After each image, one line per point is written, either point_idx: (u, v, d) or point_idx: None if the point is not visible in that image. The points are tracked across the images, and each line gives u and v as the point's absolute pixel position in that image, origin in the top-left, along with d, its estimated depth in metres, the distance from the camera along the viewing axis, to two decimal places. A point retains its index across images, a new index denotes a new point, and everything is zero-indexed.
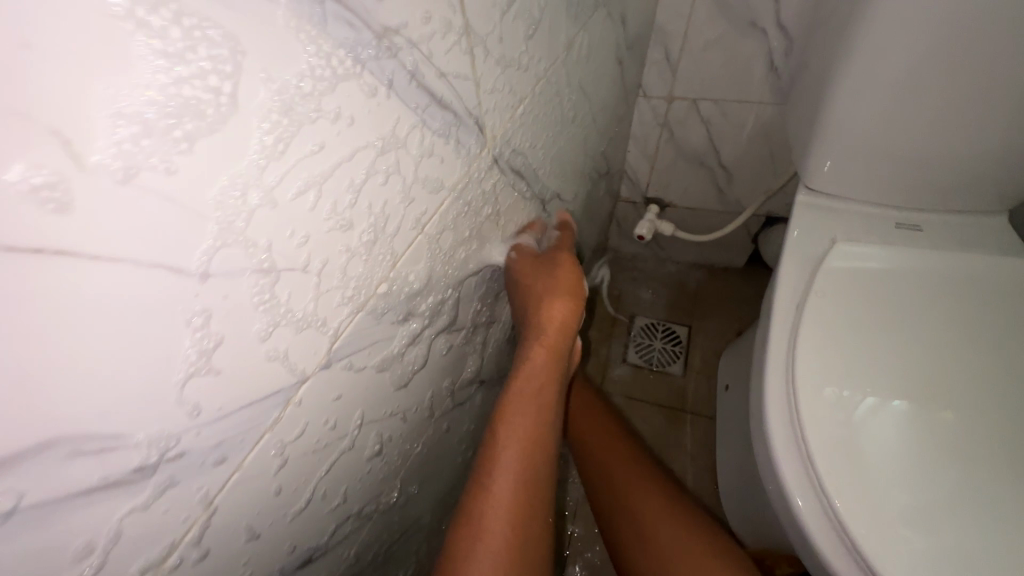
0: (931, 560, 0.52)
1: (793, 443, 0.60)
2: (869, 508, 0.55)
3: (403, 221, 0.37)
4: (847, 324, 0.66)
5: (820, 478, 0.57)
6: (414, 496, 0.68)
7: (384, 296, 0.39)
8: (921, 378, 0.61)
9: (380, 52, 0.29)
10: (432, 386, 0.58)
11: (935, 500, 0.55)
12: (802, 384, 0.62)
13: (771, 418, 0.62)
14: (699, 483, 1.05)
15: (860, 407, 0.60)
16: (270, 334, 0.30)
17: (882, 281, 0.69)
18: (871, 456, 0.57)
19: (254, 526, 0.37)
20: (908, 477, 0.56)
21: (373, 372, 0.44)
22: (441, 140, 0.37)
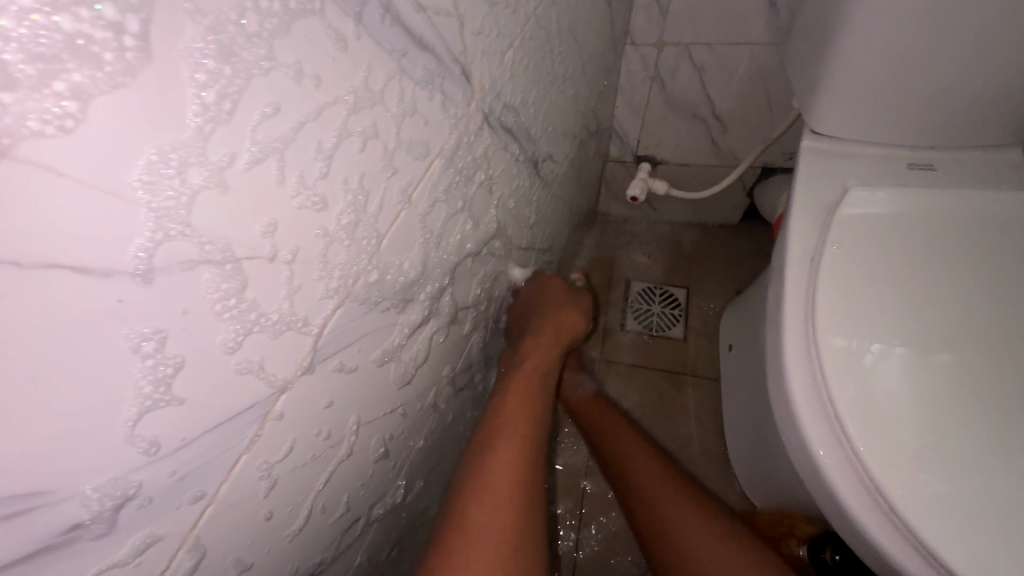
0: (951, 500, 0.51)
1: (818, 407, 0.57)
2: (890, 454, 0.54)
3: (387, 195, 0.31)
4: (865, 275, 0.62)
5: (848, 441, 0.55)
6: (420, 489, 0.65)
7: (373, 283, 0.34)
8: (946, 328, 0.59)
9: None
10: (432, 377, 0.53)
11: (955, 443, 0.53)
12: (824, 340, 0.59)
13: (792, 380, 0.59)
14: (707, 446, 1.03)
15: (885, 362, 0.57)
16: (243, 345, 0.24)
17: (899, 226, 0.65)
18: (888, 400, 0.55)
19: (246, 557, 0.33)
20: (926, 421, 0.54)
21: (369, 369, 0.39)
22: (424, 94, 0.31)
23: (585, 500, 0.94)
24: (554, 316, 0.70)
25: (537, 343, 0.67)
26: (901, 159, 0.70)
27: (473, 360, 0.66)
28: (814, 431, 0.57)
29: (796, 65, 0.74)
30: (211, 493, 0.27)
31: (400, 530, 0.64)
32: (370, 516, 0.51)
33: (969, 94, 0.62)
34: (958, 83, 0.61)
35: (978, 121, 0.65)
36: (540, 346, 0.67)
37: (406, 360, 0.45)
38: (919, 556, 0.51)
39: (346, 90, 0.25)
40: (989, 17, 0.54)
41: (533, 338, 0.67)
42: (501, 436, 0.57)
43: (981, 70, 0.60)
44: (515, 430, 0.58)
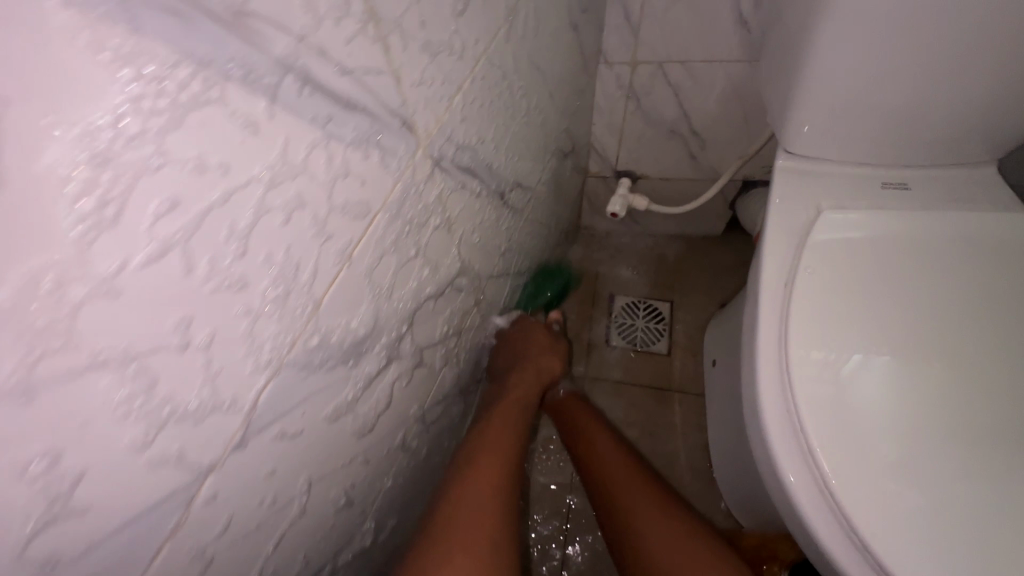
0: (917, 525, 0.50)
1: (788, 424, 0.57)
2: (860, 476, 0.52)
3: (321, 259, 0.30)
4: (838, 301, 0.61)
5: (823, 476, 0.53)
6: (392, 525, 0.64)
7: (313, 347, 0.33)
8: (921, 356, 0.57)
9: (253, 57, 0.22)
10: (397, 419, 0.52)
11: (926, 467, 0.52)
12: (797, 360, 0.58)
13: (764, 399, 0.58)
14: (693, 463, 1.02)
15: (859, 392, 0.56)
16: (158, 441, 0.23)
17: (871, 250, 0.64)
18: (861, 418, 0.55)
19: None
20: (899, 442, 0.53)
21: (319, 426, 0.38)
22: (358, 155, 0.30)
23: (572, 517, 0.93)
24: (532, 359, 0.79)
25: (519, 380, 0.77)
26: (874, 180, 0.69)
27: (445, 393, 0.65)
28: (789, 464, 0.55)
29: (768, 84, 0.73)
30: None
31: (377, 562, 0.64)
32: (337, 562, 0.51)
33: (941, 113, 0.62)
34: (929, 103, 0.61)
35: (951, 140, 0.65)
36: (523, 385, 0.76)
37: (365, 409, 0.44)
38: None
39: (259, 167, 0.24)
40: (957, 38, 0.54)
41: (515, 376, 0.77)
42: (483, 457, 0.66)
43: (951, 90, 0.59)
44: (494, 446, 0.68)
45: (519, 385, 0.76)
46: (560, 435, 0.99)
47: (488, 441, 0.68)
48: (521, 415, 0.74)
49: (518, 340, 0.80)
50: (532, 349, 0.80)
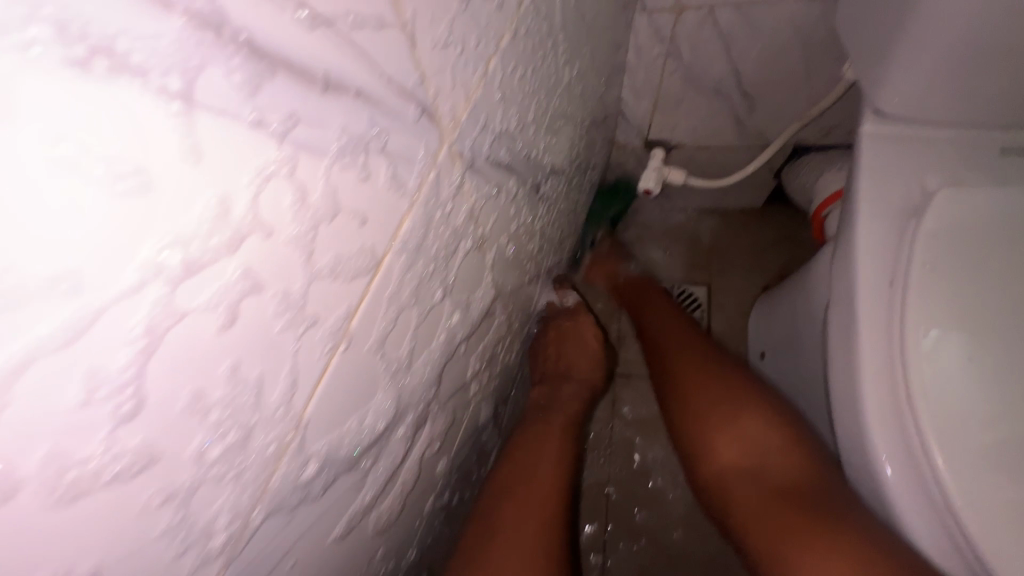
0: None
1: (896, 422, 0.47)
2: (987, 490, 0.42)
3: (302, 359, 0.18)
4: (964, 320, 0.47)
5: (970, 543, 0.42)
6: None
7: (310, 477, 0.22)
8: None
9: (108, 18, 0.10)
10: (425, 486, 0.42)
11: None
12: (915, 352, 0.46)
13: (869, 400, 0.48)
14: None
15: (1000, 443, 0.43)
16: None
17: (999, 252, 0.49)
18: (989, 420, 0.44)
19: None
20: None
21: (322, 556, 0.27)
22: (352, 179, 0.18)
23: (612, 517, 0.87)
24: (579, 365, 0.75)
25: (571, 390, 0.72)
26: (993, 147, 0.54)
27: (474, 427, 0.55)
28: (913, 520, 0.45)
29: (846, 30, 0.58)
30: None
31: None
32: None
33: None
34: None
35: None
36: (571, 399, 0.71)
37: (388, 500, 0.34)
38: None
39: (152, 249, 0.11)
40: None
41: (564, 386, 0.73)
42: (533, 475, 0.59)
43: None
44: (544, 451, 0.62)
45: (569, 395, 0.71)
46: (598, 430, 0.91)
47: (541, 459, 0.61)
48: (567, 429, 0.67)
49: (572, 342, 0.76)
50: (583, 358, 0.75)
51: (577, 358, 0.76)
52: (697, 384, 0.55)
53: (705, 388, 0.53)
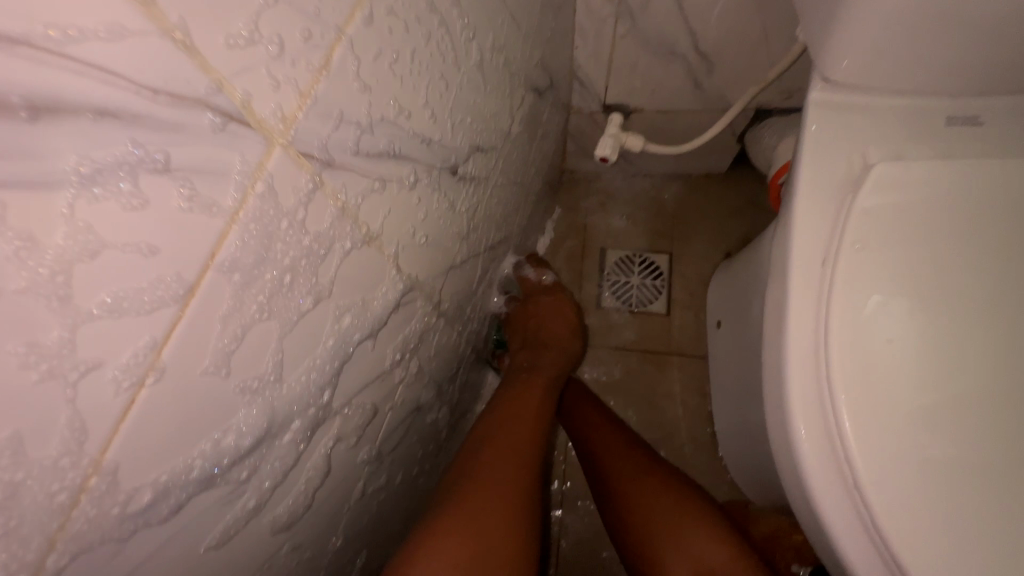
0: (949, 531, 0.41)
1: (818, 406, 0.45)
2: (893, 474, 0.43)
3: (83, 404, 0.17)
4: (906, 299, 0.46)
5: (873, 519, 0.42)
6: (359, 562, 0.57)
7: (145, 505, 0.21)
8: (1011, 385, 0.44)
9: None
10: (343, 476, 0.42)
11: (963, 462, 0.42)
12: (836, 336, 0.46)
13: (791, 384, 0.46)
14: (695, 433, 0.94)
15: (927, 426, 0.43)
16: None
17: (924, 233, 0.48)
18: (896, 404, 0.44)
19: None
20: (934, 432, 0.43)
21: (189, 567, 0.27)
22: (118, 209, 0.16)
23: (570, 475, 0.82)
24: (554, 330, 0.77)
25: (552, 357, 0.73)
26: (937, 117, 0.50)
27: (410, 408, 0.55)
28: (830, 498, 0.43)
29: None
30: None
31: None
32: None
33: None
34: None
35: None
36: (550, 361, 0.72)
37: (286, 502, 0.34)
38: None
39: None
40: None
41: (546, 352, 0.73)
42: (497, 459, 0.54)
43: None
44: (524, 415, 0.61)
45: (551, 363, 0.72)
46: None
47: (509, 437, 0.57)
48: (546, 396, 0.66)
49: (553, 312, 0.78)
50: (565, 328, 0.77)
51: (553, 325, 0.78)
52: (644, 494, 0.56)
53: (653, 489, 0.56)
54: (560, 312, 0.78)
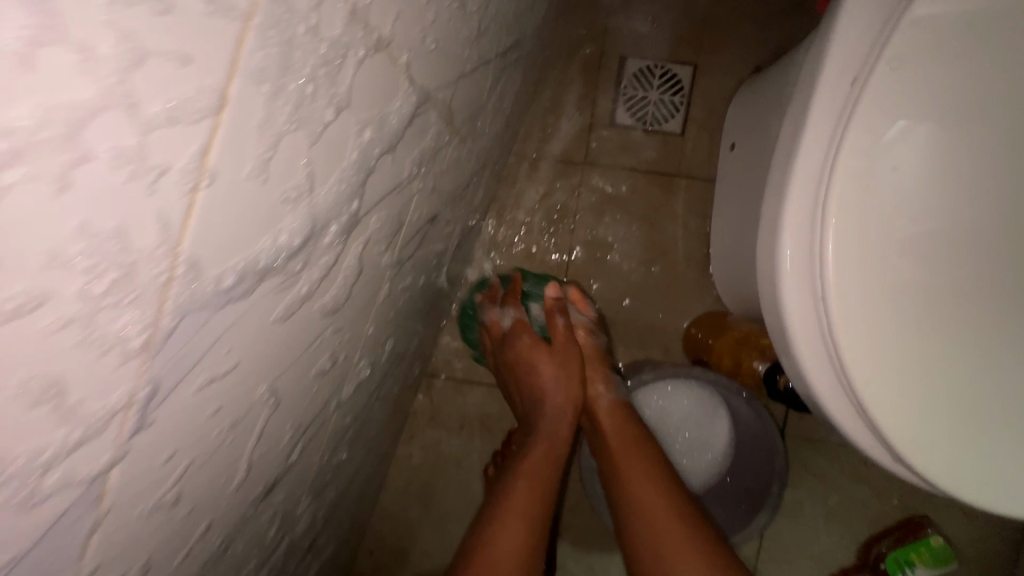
0: (902, 345, 0.48)
1: (806, 240, 0.49)
2: (867, 304, 0.48)
3: (161, 204, 0.19)
4: (933, 129, 0.46)
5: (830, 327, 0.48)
6: (389, 347, 0.67)
7: (230, 285, 0.25)
8: (994, 224, 0.47)
9: None
10: (372, 276, 0.47)
11: (928, 289, 0.48)
12: (845, 172, 0.46)
13: (788, 215, 0.50)
14: (691, 252, 1.00)
15: (913, 260, 0.47)
16: (42, 482, 0.19)
17: (968, 49, 0.45)
18: (884, 239, 0.47)
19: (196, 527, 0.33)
20: (909, 265, 0.47)
21: (265, 334, 0.31)
22: (153, 9, 0.16)
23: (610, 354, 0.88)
24: (546, 376, 0.78)
25: (553, 415, 0.77)
26: None
27: (425, 220, 0.59)
28: (797, 309, 0.51)
29: None
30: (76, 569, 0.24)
31: (388, 363, 0.70)
32: (340, 398, 0.53)
33: None
34: None
35: None
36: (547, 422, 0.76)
37: (332, 290, 0.39)
38: (836, 382, 0.51)
39: None
40: None
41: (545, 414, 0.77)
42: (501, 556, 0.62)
43: None
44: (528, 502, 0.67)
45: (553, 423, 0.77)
46: (563, 200, 1.00)
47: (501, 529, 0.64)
48: (540, 478, 0.70)
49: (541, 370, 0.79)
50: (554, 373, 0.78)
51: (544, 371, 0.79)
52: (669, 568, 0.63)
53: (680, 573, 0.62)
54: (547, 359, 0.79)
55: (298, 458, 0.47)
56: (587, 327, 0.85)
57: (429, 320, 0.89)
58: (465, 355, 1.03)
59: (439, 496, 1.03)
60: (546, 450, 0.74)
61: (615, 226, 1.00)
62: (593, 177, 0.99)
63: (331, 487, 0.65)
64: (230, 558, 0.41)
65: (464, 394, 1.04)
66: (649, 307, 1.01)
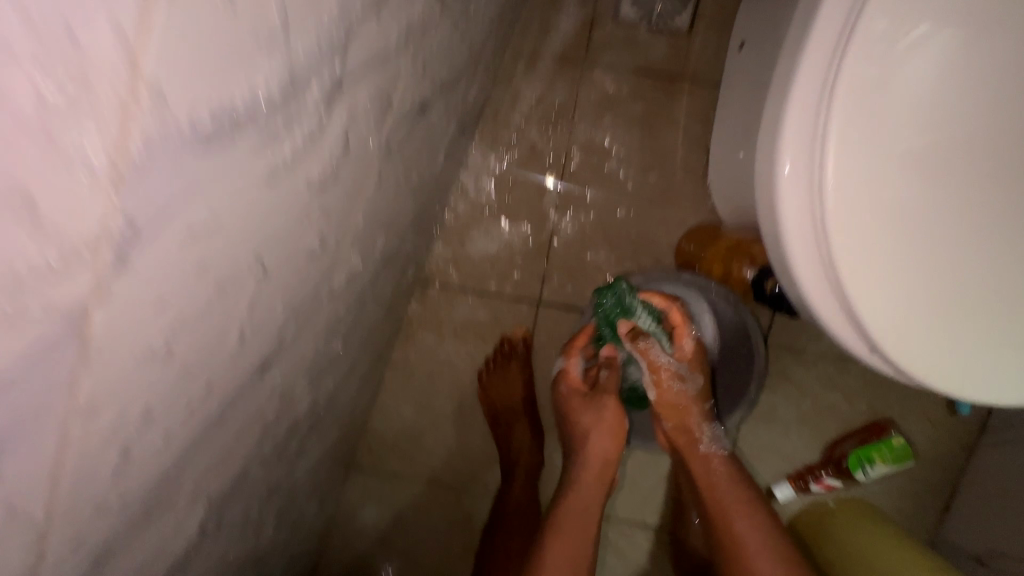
0: (888, 236, 0.53)
1: (809, 129, 0.55)
2: (859, 193, 0.53)
3: (114, 9, 0.18)
4: (937, 45, 0.51)
5: (823, 225, 0.54)
6: (380, 244, 0.67)
7: (206, 128, 0.24)
8: (985, 141, 0.53)
9: None
10: (362, 159, 0.46)
11: (920, 191, 0.53)
12: (855, 62, 0.52)
13: (793, 103, 0.55)
14: (689, 161, 0.98)
15: (912, 177, 0.53)
16: (20, 302, 0.19)
17: None
18: (885, 136, 0.53)
19: (192, 390, 0.34)
20: (906, 167, 0.53)
21: (251, 199, 0.30)
22: None
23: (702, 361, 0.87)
24: (586, 414, 0.83)
25: (599, 448, 0.81)
26: None
27: (416, 108, 0.56)
28: (791, 213, 0.56)
29: None
30: (76, 415, 0.24)
31: (379, 262, 0.70)
32: (330, 287, 0.53)
33: None
34: None
35: None
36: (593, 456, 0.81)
37: (318, 164, 0.37)
38: (818, 266, 0.56)
39: None
40: None
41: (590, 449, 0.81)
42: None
43: None
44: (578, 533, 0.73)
45: (596, 457, 0.81)
46: (563, 99, 0.98)
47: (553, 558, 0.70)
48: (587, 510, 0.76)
49: (586, 408, 0.83)
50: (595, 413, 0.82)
51: (587, 414, 0.83)
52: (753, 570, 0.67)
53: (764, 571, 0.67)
54: (589, 404, 0.84)
55: (291, 340, 0.48)
56: (673, 368, 0.83)
57: (422, 224, 0.88)
58: (458, 262, 1.04)
59: (431, 398, 1.08)
60: (592, 486, 0.79)
61: (614, 130, 0.98)
62: (597, 75, 0.98)
63: (324, 378, 0.67)
64: (230, 428, 0.43)
65: (458, 302, 1.05)
66: (646, 219, 0.99)
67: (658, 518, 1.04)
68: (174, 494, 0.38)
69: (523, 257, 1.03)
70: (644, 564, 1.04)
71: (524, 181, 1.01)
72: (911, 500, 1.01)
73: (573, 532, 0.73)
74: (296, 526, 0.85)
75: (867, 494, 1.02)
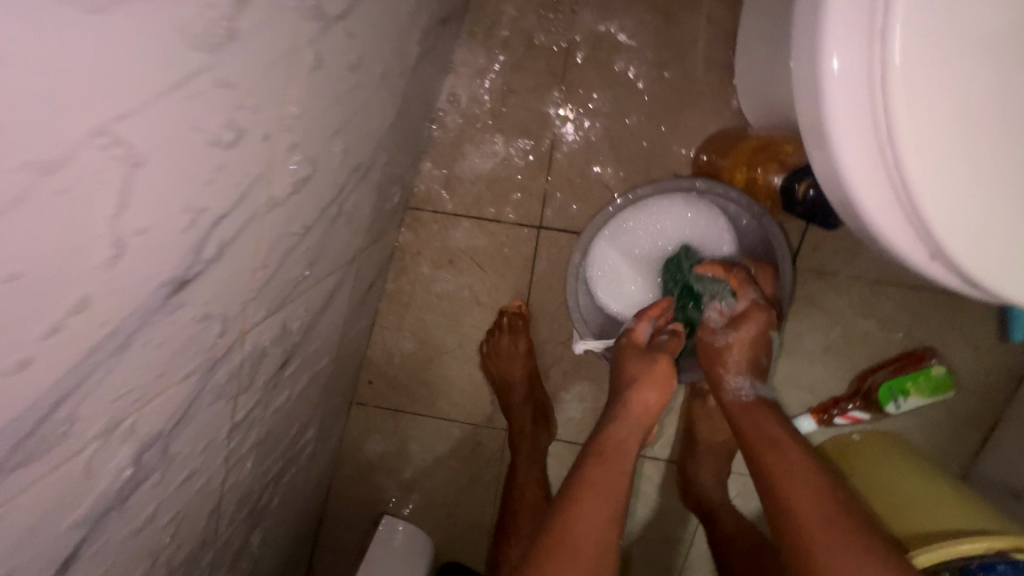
0: (959, 106, 0.41)
1: None
2: (929, 45, 0.40)
3: None
4: None
5: (885, 120, 0.41)
6: (346, 152, 0.58)
7: None
8: None
9: None
10: (297, 20, 0.39)
11: (1000, 50, 0.41)
12: None
13: None
14: (710, 55, 0.86)
15: (995, 43, 0.41)
16: None
17: None
18: None
19: (49, 291, 0.27)
20: (985, 17, 0.41)
21: (69, 33, 0.23)
22: None
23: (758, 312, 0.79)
24: (631, 367, 0.75)
25: (646, 397, 0.72)
26: None
27: None
28: (847, 114, 0.43)
29: None
30: None
31: (349, 175, 0.62)
32: (272, 194, 0.45)
33: None
34: None
35: None
36: (640, 404, 0.72)
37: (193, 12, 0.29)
38: (873, 150, 0.43)
39: None
40: None
41: (636, 398, 0.73)
42: (586, 513, 0.60)
43: None
44: (611, 490, 0.63)
45: (640, 404, 0.72)
46: None
47: (587, 498, 0.62)
48: (625, 458, 0.67)
49: (636, 361, 0.75)
50: (643, 367, 0.74)
51: (634, 362, 0.75)
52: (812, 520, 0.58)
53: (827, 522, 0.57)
54: (637, 355, 0.76)
55: (220, 254, 0.40)
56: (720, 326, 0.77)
57: (405, 134, 0.79)
58: (452, 184, 0.93)
59: (430, 332, 1.00)
60: (633, 433, 0.70)
61: (624, 21, 0.87)
62: None
63: (290, 305, 0.60)
64: (150, 353, 0.37)
65: (452, 227, 0.95)
66: (659, 123, 0.88)
67: (671, 451, 0.99)
68: (72, 424, 0.33)
69: (522, 175, 0.92)
70: (656, 498, 1.00)
71: (521, 87, 0.89)
72: (946, 432, 0.93)
73: (600, 487, 0.63)
74: (291, 461, 0.82)
75: (898, 425, 0.94)
